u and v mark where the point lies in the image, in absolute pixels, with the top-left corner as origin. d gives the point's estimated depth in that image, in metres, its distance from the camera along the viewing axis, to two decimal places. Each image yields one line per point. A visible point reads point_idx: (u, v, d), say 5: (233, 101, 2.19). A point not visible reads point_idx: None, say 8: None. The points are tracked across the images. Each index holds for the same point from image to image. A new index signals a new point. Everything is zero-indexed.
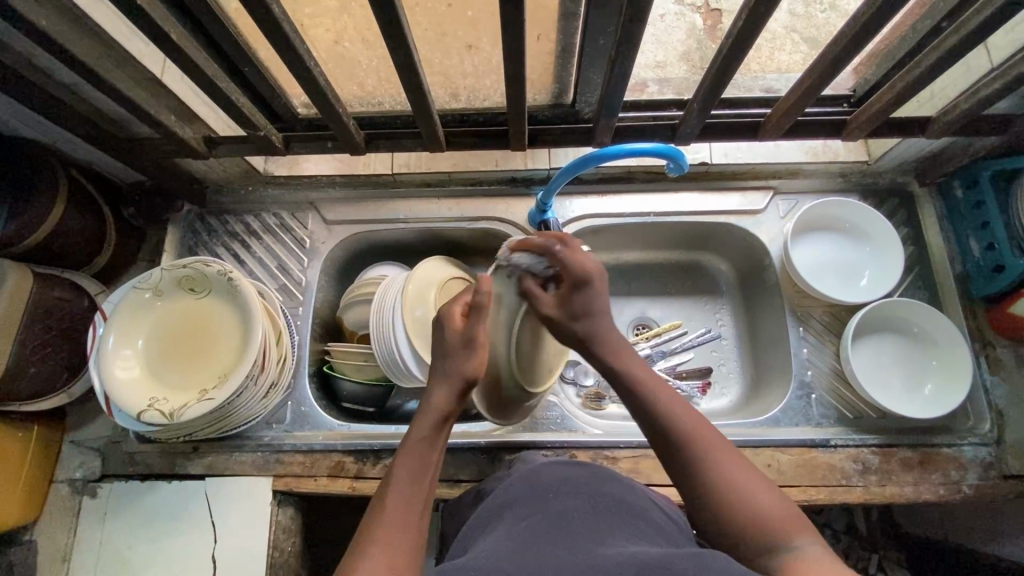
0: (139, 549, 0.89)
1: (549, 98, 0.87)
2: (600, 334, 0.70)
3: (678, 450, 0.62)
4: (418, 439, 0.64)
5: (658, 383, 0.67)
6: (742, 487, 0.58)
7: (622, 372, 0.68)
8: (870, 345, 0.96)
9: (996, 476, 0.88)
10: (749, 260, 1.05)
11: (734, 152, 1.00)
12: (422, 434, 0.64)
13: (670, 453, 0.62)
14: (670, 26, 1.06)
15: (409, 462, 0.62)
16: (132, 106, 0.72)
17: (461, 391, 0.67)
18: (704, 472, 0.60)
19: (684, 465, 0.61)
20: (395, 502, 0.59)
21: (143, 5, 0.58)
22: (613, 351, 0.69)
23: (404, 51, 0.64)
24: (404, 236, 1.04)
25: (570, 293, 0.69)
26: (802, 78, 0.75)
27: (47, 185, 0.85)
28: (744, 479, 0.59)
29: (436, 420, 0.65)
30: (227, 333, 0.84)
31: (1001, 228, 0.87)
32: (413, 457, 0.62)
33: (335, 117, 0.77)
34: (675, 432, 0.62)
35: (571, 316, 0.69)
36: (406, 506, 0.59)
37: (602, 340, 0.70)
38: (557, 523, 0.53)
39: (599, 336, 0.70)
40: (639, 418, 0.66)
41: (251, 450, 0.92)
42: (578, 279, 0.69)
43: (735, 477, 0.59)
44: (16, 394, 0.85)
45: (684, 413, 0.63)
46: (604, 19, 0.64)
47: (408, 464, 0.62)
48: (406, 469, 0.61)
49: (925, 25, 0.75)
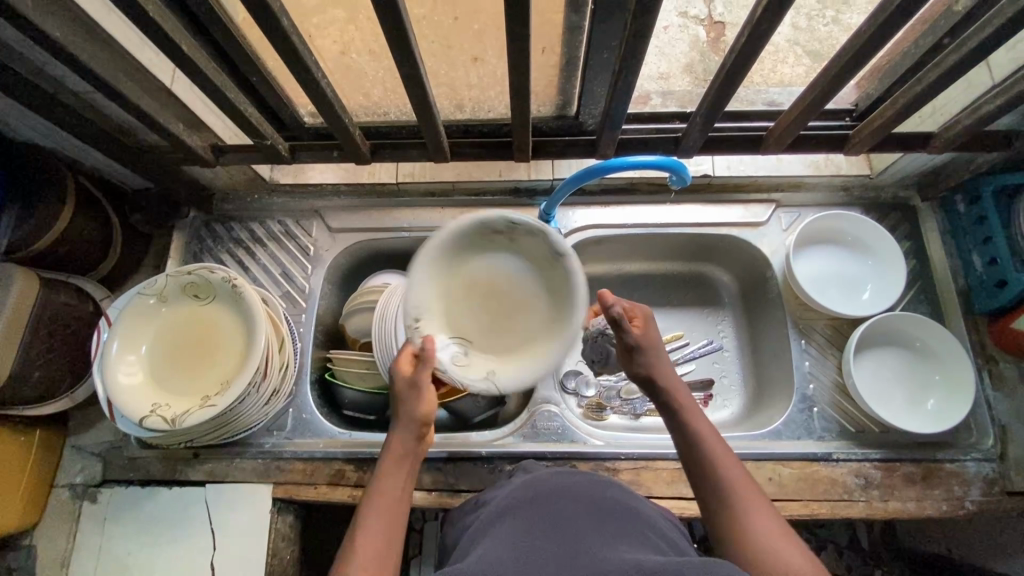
0: (138, 555, 0.88)
1: (553, 110, 0.87)
2: (665, 373, 0.71)
3: (711, 481, 0.63)
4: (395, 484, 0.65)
5: (708, 426, 0.67)
6: (769, 540, 0.57)
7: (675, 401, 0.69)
8: (872, 359, 0.96)
9: (999, 492, 0.87)
10: (751, 272, 1.06)
11: (737, 164, 1.00)
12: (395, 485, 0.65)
13: (706, 496, 0.63)
14: (675, 38, 1.07)
15: (381, 507, 0.63)
16: (141, 114, 0.73)
17: (415, 436, 0.67)
18: (736, 519, 0.59)
19: (719, 511, 0.61)
20: (366, 543, 0.59)
21: (155, 15, 0.59)
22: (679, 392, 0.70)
23: (411, 63, 0.65)
24: (407, 244, 1.05)
25: (646, 327, 0.74)
26: (805, 93, 0.75)
27: (55, 191, 0.86)
28: (778, 534, 0.57)
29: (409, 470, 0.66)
30: (231, 339, 0.85)
31: (1002, 242, 0.87)
32: (388, 506, 0.63)
33: (341, 127, 0.78)
34: (714, 472, 0.63)
35: (647, 345, 0.72)
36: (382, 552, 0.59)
37: (664, 371, 0.71)
38: (555, 531, 0.53)
39: (664, 374, 0.71)
40: (683, 449, 0.67)
41: (252, 456, 0.92)
42: (644, 315, 0.75)
43: (769, 532, 0.58)
44: (20, 398, 0.85)
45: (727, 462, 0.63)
46: (609, 34, 0.64)
47: (385, 511, 0.62)
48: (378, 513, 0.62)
49: (926, 42, 0.76)
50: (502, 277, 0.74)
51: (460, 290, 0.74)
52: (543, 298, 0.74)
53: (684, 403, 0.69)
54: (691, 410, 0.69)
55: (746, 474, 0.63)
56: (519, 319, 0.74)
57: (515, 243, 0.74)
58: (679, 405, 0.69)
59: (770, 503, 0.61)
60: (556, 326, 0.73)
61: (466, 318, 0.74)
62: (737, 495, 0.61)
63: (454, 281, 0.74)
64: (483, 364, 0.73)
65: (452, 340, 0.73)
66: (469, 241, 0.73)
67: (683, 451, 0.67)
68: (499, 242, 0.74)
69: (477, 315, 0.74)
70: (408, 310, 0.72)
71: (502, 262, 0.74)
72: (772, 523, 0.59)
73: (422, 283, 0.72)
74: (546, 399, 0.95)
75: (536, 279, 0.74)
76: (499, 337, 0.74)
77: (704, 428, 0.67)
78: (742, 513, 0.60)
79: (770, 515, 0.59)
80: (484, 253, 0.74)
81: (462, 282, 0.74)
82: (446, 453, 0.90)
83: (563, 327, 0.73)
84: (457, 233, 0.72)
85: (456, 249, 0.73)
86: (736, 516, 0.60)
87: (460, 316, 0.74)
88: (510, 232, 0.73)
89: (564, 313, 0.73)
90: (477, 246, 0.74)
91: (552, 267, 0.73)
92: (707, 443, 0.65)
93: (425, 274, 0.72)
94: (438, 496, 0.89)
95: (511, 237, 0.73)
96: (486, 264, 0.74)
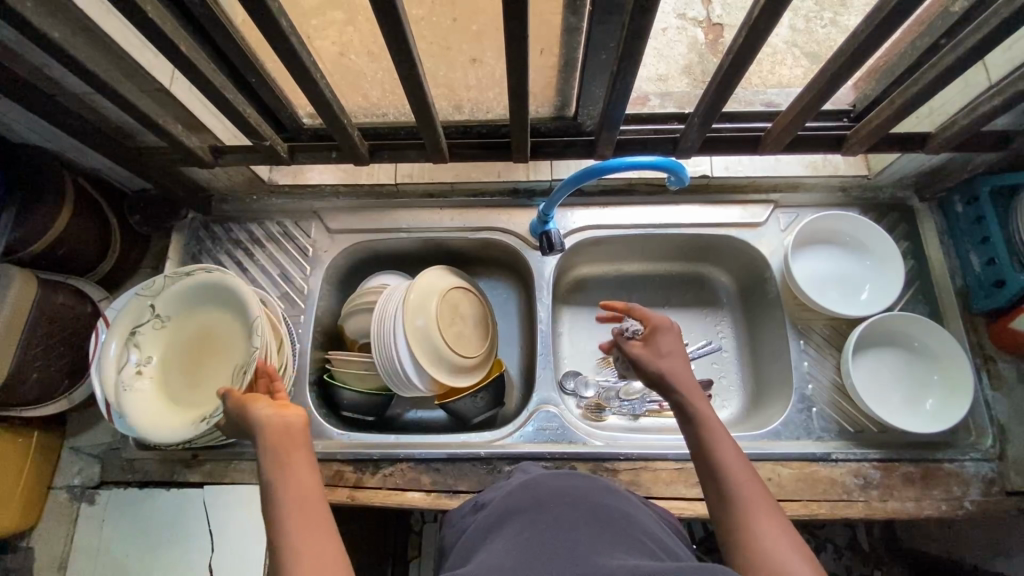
0: (136, 557, 0.88)
1: (552, 110, 0.87)
2: (675, 373, 0.73)
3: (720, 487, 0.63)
4: (293, 476, 0.59)
5: (723, 431, 0.67)
6: (777, 546, 0.56)
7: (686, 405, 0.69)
8: (871, 359, 0.96)
9: (998, 492, 0.87)
10: (749, 273, 1.06)
11: (734, 165, 1.01)
12: (296, 475, 0.59)
13: (714, 499, 0.63)
14: (672, 40, 1.08)
15: (287, 502, 0.57)
16: (140, 115, 0.73)
17: (269, 416, 0.64)
18: (746, 526, 0.59)
19: (724, 515, 0.61)
20: (287, 540, 0.53)
21: (153, 16, 0.59)
22: (686, 388, 0.71)
23: (409, 63, 0.65)
24: (407, 245, 1.05)
25: (654, 336, 0.77)
26: (802, 93, 0.75)
27: (55, 192, 0.86)
28: (784, 541, 0.57)
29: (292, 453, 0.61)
30: (225, 344, 0.85)
31: (1000, 241, 0.87)
32: (295, 500, 0.57)
33: (340, 128, 0.78)
34: (723, 477, 0.63)
35: (652, 354, 0.76)
36: (315, 546, 0.53)
37: (678, 373, 0.73)
38: (560, 537, 0.52)
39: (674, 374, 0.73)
40: (696, 455, 0.66)
41: (250, 458, 0.92)
42: (658, 324, 0.78)
43: (773, 538, 0.57)
44: (17, 400, 0.85)
45: (739, 467, 0.62)
46: (606, 35, 0.65)
47: (293, 508, 0.56)
48: (289, 513, 0.56)
49: (923, 42, 0.76)
50: (182, 355, 0.85)
51: (185, 387, 0.83)
52: (201, 305, 0.86)
53: (698, 403, 0.69)
54: (703, 410, 0.69)
55: (758, 480, 0.63)
56: (210, 331, 0.86)
57: (142, 350, 0.83)
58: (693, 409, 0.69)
59: (778, 508, 0.60)
60: (216, 292, 0.85)
61: (218, 375, 0.84)
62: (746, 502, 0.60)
63: (186, 398, 0.82)
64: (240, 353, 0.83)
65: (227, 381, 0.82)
66: (150, 384, 0.81)
67: (694, 452, 0.67)
68: (147, 365, 0.82)
69: (210, 374, 0.84)
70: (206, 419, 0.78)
71: (159, 357, 0.83)
72: (780, 530, 0.58)
73: (178, 420, 0.79)
74: (545, 400, 0.95)
75: (187, 317, 0.86)
76: (227, 348, 0.85)
77: (717, 430, 0.67)
78: (751, 518, 0.59)
79: (778, 521, 0.59)
80: (158, 371, 0.83)
81: (183, 384, 0.83)
82: (444, 454, 0.90)
83: (214, 284, 0.84)
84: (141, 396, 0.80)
85: (155, 391, 0.81)
86: (744, 522, 0.59)
87: (212, 382, 0.83)
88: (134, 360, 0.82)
89: (202, 285, 0.85)
90: (148, 381, 0.81)
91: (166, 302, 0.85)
92: (718, 447, 0.65)
93: (169, 412, 0.80)
94: (437, 497, 0.88)
95: (143, 357, 0.82)
96: (160, 372, 0.83)
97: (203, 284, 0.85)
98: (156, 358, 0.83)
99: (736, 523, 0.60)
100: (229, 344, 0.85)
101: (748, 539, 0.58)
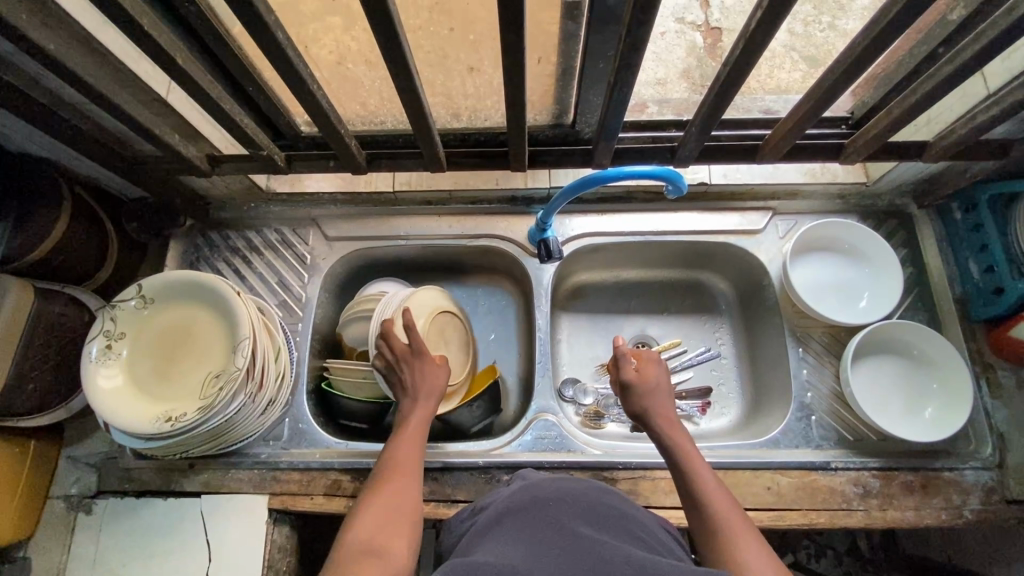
0: (133, 566, 0.88)
1: (549, 119, 0.87)
2: (655, 409, 0.79)
3: (701, 510, 0.66)
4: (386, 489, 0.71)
5: (708, 470, 0.70)
6: None
7: (668, 439, 0.75)
8: (871, 367, 0.95)
9: (998, 501, 0.87)
10: (748, 279, 1.06)
11: (733, 172, 1.00)
12: (398, 484, 0.72)
13: (696, 521, 0.66)
14: (671, 44, 1.08)
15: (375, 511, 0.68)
16: (137, 125, 0.73)
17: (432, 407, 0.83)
18: (731, 552, 0.61)
19: (707, 537, 0.64)
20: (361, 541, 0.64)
21: (149, 30, 0.59)
22: (666, 420, 0.78)
23: (405, 75, 0.65)
24: (404, 251, 1.05)
25: (648, 367, 0.83)
26: (800, 104, 0.76)
27: (51, 201, 0.86)
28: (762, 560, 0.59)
29: (419, 445, 0.78)
30: (208, 346, 0.84)
31: (999, 250, 0.87)
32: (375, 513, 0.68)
33: (338, 138, 0.78)
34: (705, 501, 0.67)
35: (643, 384, 0.80)
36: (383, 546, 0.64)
37: (658, 404, 0.79)
38: (562, 533, 0.53)
39: (655, 406, 0.79)
40: (679, 480, 0.71)
41: (248, 467, 0.91)
42: (650, 358, 0.84)
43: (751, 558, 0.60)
44: (13, 409, 0.84)
45: (720, 495, 0.66)
46: (605, 44, 0.65)
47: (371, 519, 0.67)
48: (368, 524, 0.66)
49: (921, 51, 0.75)
50: (160, 345, 0.84)
51: (155, 382, 0.81)
52: (186, 306, 0.85)
53: (677, 438, 0.75)
54: (678, 442, 0.75)
55: (741, 509, 0.66)
56: (191, 331, 0.85)
57: (117, 339, 0.81)
58: (669, 442, 0.75)
59: (757, 531, 0.63)
60: (205, 295, 0.84)
61: (193, 375, 0.82)
62: (723, 520, 0.64)
63: (151, 386, 0.81)
64: (221, 358, 0.82)
65: (204, 383, 0.80)
66: (121, 379, 0.80)
67: (676, 479, 0.71)
68: (120, 353, 0.81)
69: (180, 369, 0.83)
70: (172, 419, 0.77)
71: (134, 347, 0.82)
72: (764, 558, 0.60)
73: (144, 414, 0.78)
74: (544, 409, 0.95)
75: (168, 313, 0.85)
76: (208, 351, 0.83)
77: (698, 465, 0.71)
78: (735, 546, 0.61)
79: (759, 545, 0.61)
80: (129, 360, 0.81)
81: (152, 378, 0.81)
82: (442, 464, 0.90)
83: (205, 289, 0.84)
84: (107, 385, 0.79)
85: (123, 382, 0.80)
86: (729, 546, 0.61)
87: (186, 381, 0.82)
88: (107, 348, 0.81)
89: (187, 286, 0.84)
90: (118, 371, 0.80)
91: (152, 298, 0.84)
92: (698, 475, 0.69)
93: (132, 406, 0.78)
94: (435, 507, 0.88)
95: (116, 345, 0.81)
96: (132, 362, 0.81)
97: (193, 281, 0.84)
98: (131, 348, 0.82)
99: (722, 550, 0.62)
100: (211, 346, 0.84)
101: (730, 559, 0.60)
